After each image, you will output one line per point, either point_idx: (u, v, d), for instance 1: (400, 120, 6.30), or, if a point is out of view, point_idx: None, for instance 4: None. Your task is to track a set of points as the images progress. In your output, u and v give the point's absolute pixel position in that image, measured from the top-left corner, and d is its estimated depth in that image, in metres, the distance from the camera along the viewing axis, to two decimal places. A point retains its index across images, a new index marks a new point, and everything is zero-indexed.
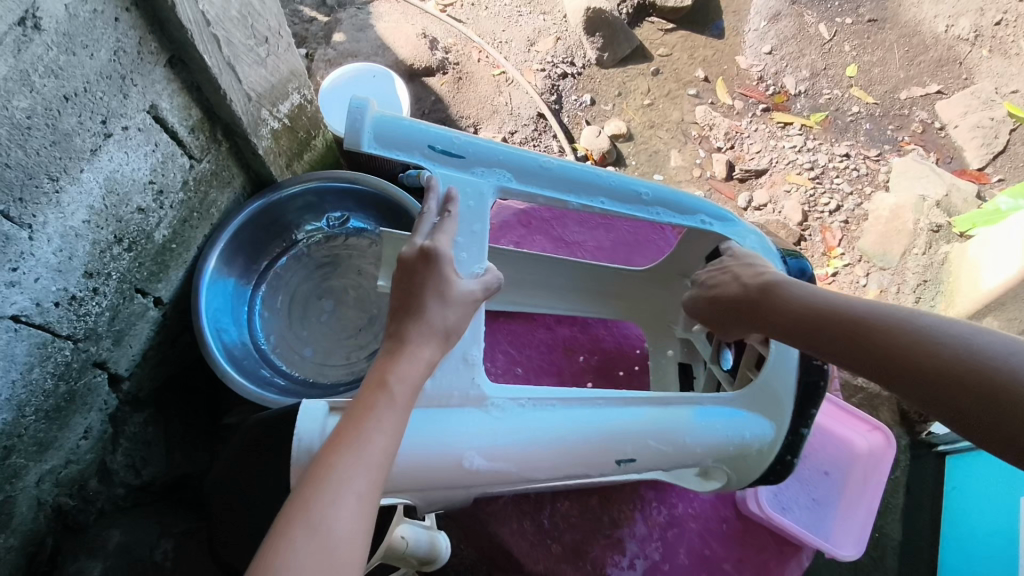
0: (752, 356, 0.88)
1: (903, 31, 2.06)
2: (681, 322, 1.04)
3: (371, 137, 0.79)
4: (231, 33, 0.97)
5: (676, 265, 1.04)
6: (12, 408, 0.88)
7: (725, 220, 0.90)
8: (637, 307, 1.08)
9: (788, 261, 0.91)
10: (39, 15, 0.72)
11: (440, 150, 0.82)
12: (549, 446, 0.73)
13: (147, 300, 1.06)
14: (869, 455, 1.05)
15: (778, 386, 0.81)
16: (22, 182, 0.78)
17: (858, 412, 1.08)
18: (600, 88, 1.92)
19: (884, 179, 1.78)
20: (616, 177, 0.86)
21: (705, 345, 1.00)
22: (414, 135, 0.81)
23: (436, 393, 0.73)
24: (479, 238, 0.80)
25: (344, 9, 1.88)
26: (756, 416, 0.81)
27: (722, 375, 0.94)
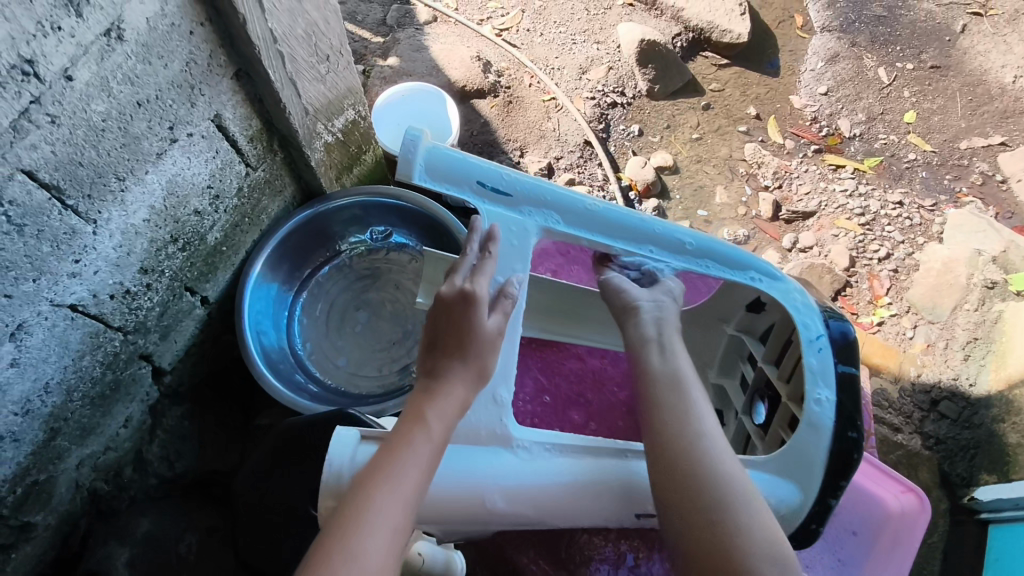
0: (786, 414, 0.87)
1: (967, 80, 2.01)
2: (716, 365, 1.05)
3: (422, 169, 0.81)
4: (296, 50, 1.01)
5: (715, 309, 1.04)
6: (62, 392, 0.92)
7: (769, 275, 0.89)
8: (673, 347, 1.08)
9: (829, 322, 0.84)
10: (123, 27, 0.77)
11: (488, 186, 0.84)
12: (573, 492, 0.74)
13: (194, 299, 1.10)
14: (901, 517, 0.98)
15: (809, 451, 0.78)
16: (91, 180, 0.82)
17: (891, 472, 1.02)
18: (649, 119, 1.92)
19: (938, 231, 1.73)
20: (660, 227, 0.87)
21: (738, 394, 1.01)
22: (463, 170, 0.83)
23: (468, 429, 0.75)
24: (521, 277, 0.83)
25: (403, 29, 1.95)
26: (783, 482, 0.78)
27: (754, 428, 0.94)
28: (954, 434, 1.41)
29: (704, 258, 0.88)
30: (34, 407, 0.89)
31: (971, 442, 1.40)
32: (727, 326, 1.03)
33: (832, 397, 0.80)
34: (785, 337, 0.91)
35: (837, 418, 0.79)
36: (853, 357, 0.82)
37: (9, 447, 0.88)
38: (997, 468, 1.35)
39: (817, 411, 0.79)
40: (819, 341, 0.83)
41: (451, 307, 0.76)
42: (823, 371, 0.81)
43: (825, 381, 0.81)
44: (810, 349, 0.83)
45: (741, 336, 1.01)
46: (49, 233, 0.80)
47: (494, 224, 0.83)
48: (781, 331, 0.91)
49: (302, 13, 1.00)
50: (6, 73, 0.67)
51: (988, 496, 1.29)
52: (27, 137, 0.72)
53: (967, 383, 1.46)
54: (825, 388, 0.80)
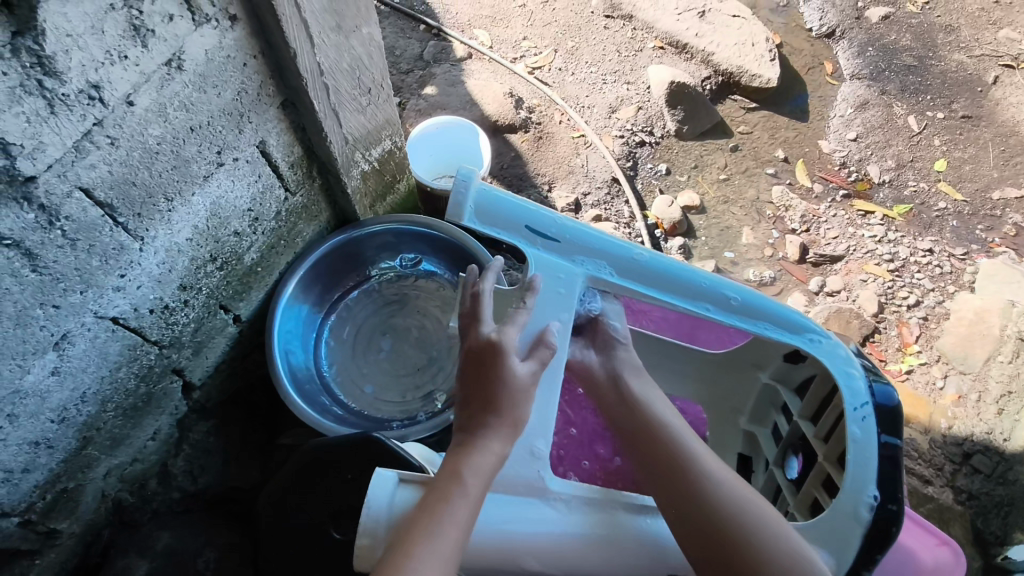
0: (821, 475, 0.85)
1: (999, 131, 2.00)
2: (748, 412, 1.04)
3: (471, 212, 0.84)
4: (340, 83, 1.06)
5: (750, 357, 1.02)
6: (97, 402, 0.95)
7: (812, 334, 0.85)
8: (705, 390, 1.09)
9: (873, 388, 0.82)
10: (183, 58, 0.82)
11: (537, 230, 0.85)
12: (610, 547, 0.76)
13: (228, 317, 1.14)
14: (936, 572, 0.94)
15: (843, 524, 0.76)
16: (142, 200, 0.86)
17: (926, 524, 0.98)
18: (676, 158, 1.95)
19: (969, 280, 1.72)
20: (707, 280, 0.85)
21: (769, 442, 1.00)
22: (513, 216, 0.85)
23: (504, 479, 0.77)
24: (564, 326, 0.84)
25: (440, 65, 2.02)
26: (819, 550, 0.76)
27: (785, 483, 0.92)
28: (987, 490, 1.36)
29: (743, 316, 0.85)
30: (70, 415, 0.91)
31: (1005, 499, 1.34)
32: (761, 373, 1.01)
33: (877, 496, 0.76)
34: (824, 396, 0.88)
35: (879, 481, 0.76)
36: (896, 427, 0.79)
37: (43, 453, 0.90)
38: None
39: (862, 501, 0.76)
40: (862, 410, 0.80)
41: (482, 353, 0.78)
42: (865, 440, 0.78)
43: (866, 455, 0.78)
44: (852, 418, 0.80)
45: (775, 385, 0.98)
46: (99, 248, 0.84)
47: (536, 275, 0.85)
48: (820, 388, 0.88)
49: (348, 48, 1.04)
50: (73, 97, 0.72)
51: None
52: (87, 157, 0.76)
53: (1001, 437, 1.41)
54: (874, 486, 0.76)
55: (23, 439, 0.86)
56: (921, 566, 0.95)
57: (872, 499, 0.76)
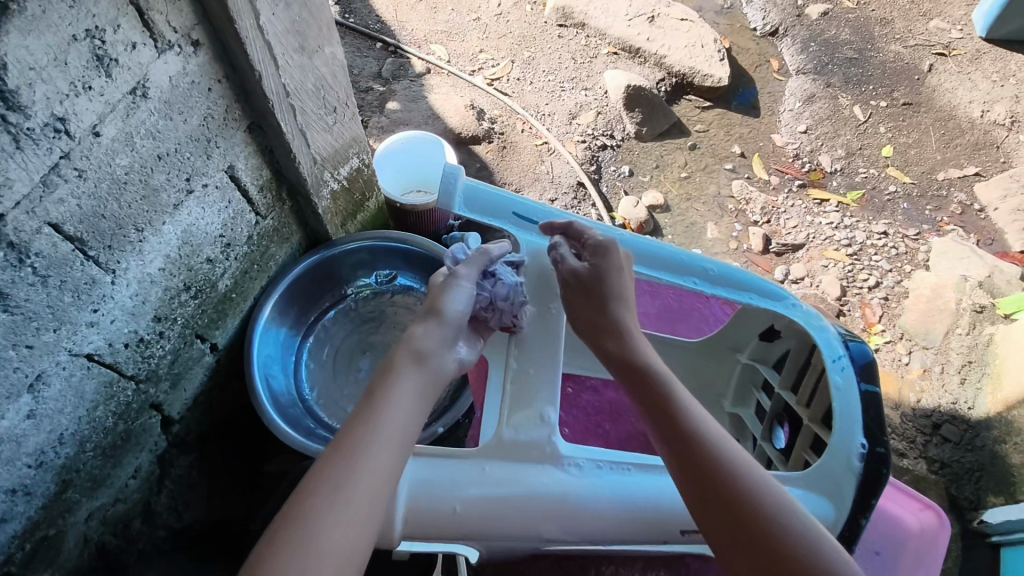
0: (809, 437, 0.89)
1: (938, 115, 2.11)
2: (730, 395, 1.08)
3: (460, 202, 0.91)
4: (306, 103, 1.05)
5: (728, 339, 1.06)
6: (75, 443, 0.92)
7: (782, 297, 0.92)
8: (687, 379, 1.10)
9: (849, 345, 0.87)
10: (148, 86, 0.81)
11: (525, 217, 0.95)
12: (621, 505, 0.79)
13: (204, 346, 1.12)
14: (922, 534, 0.99)
15: (837, 472, 0.80)
16: (112, 231, 0.84)
17: (910, 492, 1.04)
18: (638, 160, 1.99)
19: (923, 259, 1.80)
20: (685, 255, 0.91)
21: (754, 421, 1.03)
22: (500, 204, 0.93)
23: (517, 447, 0.82)
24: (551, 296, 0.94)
25: (399, 81, 2.02)
26: (816, 497, 0.79)
27: (775, 454, 0.95)
28: (957, 458, 1.42)
29: (724, 286, 0.91)
30: (48, 459, 0.88)
31: (975, 464, 1.40)
32: (740, 355, 1.06)
33: (866, 444, 0.80)
34: (802, 361, 0.94)
35: (868, 437, 0.81)
36: (874, 378, 0.86)
37: (21, 500, 0.87)
38: (1004, 490, 1.36)
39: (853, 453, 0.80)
40: (841, 360, 0.86)
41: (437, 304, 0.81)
42: (848, 389, 0.84)
43: (851, 403, 0.83)
44: (834, 368, 0.85)
45: (755, 364, 1.03)
46: (71, 284, 0.81)
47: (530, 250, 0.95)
48: (797, 356, 0.94)
49: (312, 68, 1.04)
50: (39, 131, 0.70)
51: (998, 518, 1.28)
52: (55, 192, 0.75)
53: (966, 406, 1.48)
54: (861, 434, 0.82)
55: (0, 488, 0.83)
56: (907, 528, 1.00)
57: (862, 447, 0.81)
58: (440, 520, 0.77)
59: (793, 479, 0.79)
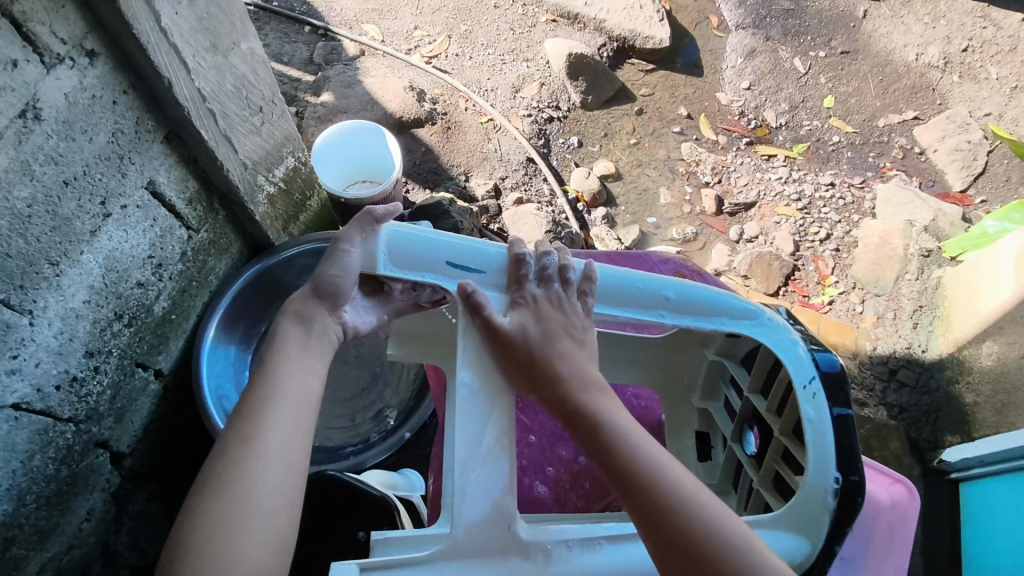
0: (779, 448, 0.84)
1: (875, 61, 2.13)
2: (699, 389, 1.03)
3: (386, 259, 0.76)
4: (227, 106, 0.97)
5: (694, 335, 1.00)
6: (14, 498, 0.86)
7: (748, 318, 0.82)
8: (655, 373, 1.06)
9: (815, 357, 0.79)
10: (39, 106, 0.73)
11: (459, 266, 0.77)
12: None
13: (147, 374, 1.05)
14: (893, 510, 0.92)
15: (812, 504, 0.73)
16: (22, 270, 0.77)
17: (878, 466, 0.98)
18: (586, 130, 1.96)
19: (870, 206, 1.82)
20: (644, 282, 0.81)
21: (724, 418, 0.99)
22: (429, 253, 0.77)
23: (472, 541, 0.64)
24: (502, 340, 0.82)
25: (331, 66, 1.93)
26: (786, 535, 0.72)
27: (744, 459, 0.91)
28: (915, 401, 1.48)
29: (684, 312, 0.82)
30: None
31: (931, 406, 1.46)
32: (707, 349, 1.00)
33: (839, 477, 0.73)
34: (770, 366, 0.86)
35: (841, 463, 0.74)
36: (845, 397, 0.77)
37: None
38: (960, 428, 1.43)
39: (825, 489, 0.73)
40: (811, 385, 0.77)
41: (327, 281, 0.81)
42: (819, 420, 0.75)
43: (823, 437, 0.75)
44: (805, 396, 0.77)
45: (722, 360, 0.96)
46: None
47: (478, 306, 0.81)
48: (763, 362, 0.86)
49: (229, 68, 0.97)
50: None
51: (956, 456, 1.33)
52: None
53: (920, 349, 1.53)
54: (835, 467, 0.74)
55: None
56: (879, 505, 0.93)
57: (835, 482, 0.73)
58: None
59: (763, 521, 0.73)
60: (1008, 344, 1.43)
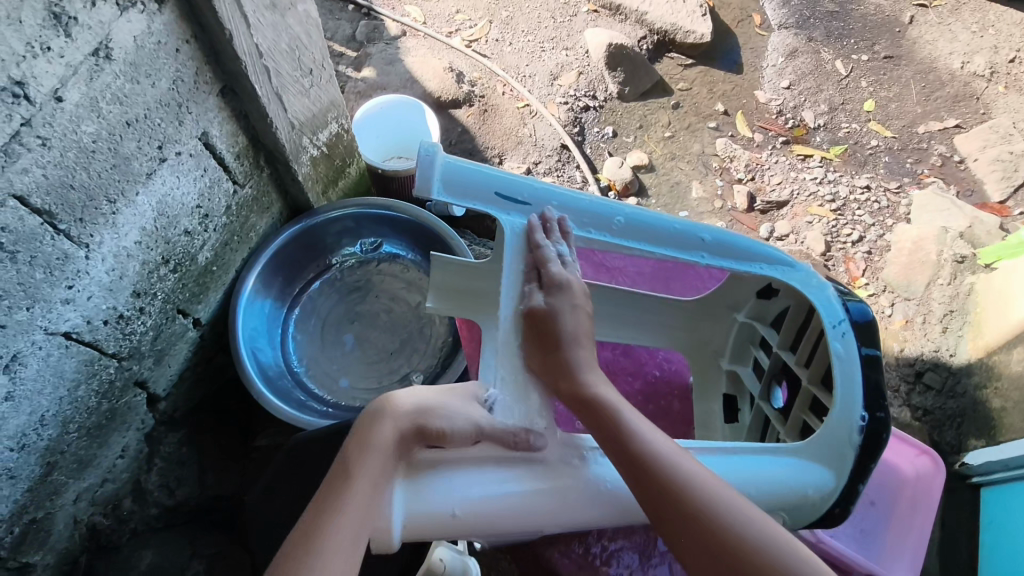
0: (806, 398, 0.85)
1: (919, 68, 2.10)
2: (728, 353, 1.04)
3: (441, 185, 0.79)
4: (280, 64, 1.00)
5: (725, 297, 1.03)
6: (58, 424, 0.90)
7: (782, 263, 0.85)
8: (685, 337, 1.07)
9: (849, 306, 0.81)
10: (111, 46, 0.76)
11: (507, 197, 0.83)
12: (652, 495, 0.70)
13: (187, 321, 1.09)
14: (917, 481, 1.01)
15: (840, 439, 0.75)
16: (83, 203, 0.81)
17: (907, 438, 1.06)
18: (622, 120, 1.96)
19: (905, 212, 1.80)
20: (683, 224, 0.84)
21: (752, 379, 1.01)
22: (481, 183, 0.81)
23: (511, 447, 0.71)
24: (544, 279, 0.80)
25: (374, 44, 1.97)
26: (811, 466, 0.75)
27: (773, 413, 0.92)
28: (940, 405, 1.48)
29: (722, 254, 0.84)
30: (30, 442, 0.87)
31: (956, 411, 1.46)
32: (738, 314, 1.02)
33: (865, 415, 0.75)
34: (801, 321, 0.89)
35: (868, 396, 0.76)
36: (877, 339, 0.79)
37: (6, 484, 0.85)
38: (985, 432, 1.40)
39: (852, 425, 0.75)
40: (841, 325, 0.79)
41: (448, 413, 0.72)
42: (849, 356, 0.78)
43: (853, 373, 0.77)
44: (834, 334, 0.79)
45: (753, 323, 0.99)
46: (42, 259, 0.78)
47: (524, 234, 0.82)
48: (795, 316, 0.89)
49: (285, 27, 0.99)
50: None
51: (979, 460, 1.31)
52: (18, 161, 0.71)
53: (948, 354, 1.51)
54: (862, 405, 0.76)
55: None
56: (902, 476, 1.03)
57: (861, 420, 0.75)
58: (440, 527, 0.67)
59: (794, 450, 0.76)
60: None
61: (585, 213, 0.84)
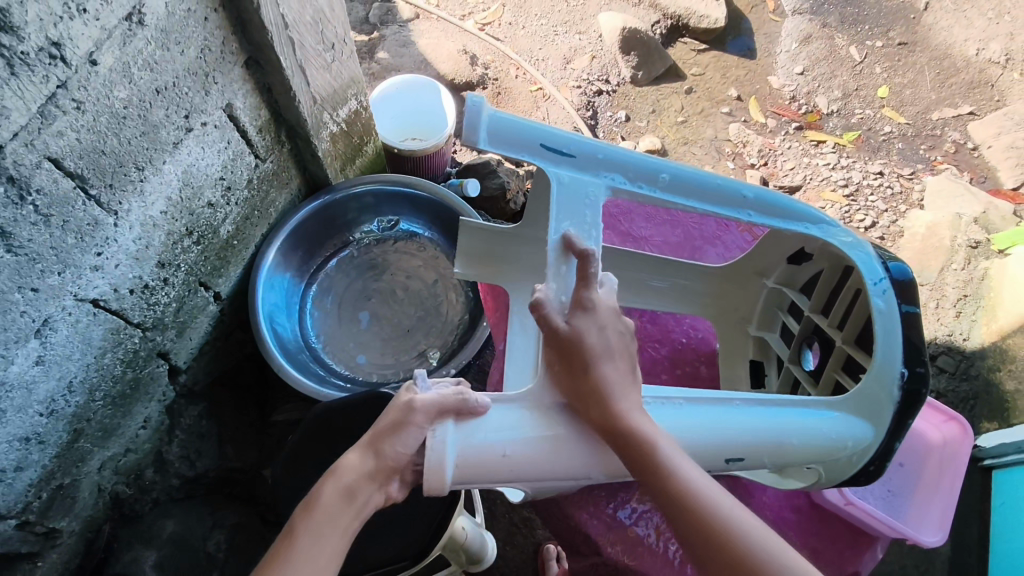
0: (840, 358, 0.87)
1: (933, 55, 2.09)
2: (755, 319, 1.06)
3: (487, 135, 0.80)
4: (304, 37, 1.00)
5: (753, 264, 1.05)
6: (85, 391, 0.91)
7: (820, 221, 0.86)
8: (710, 303, 1.09)
9: (888, 265, 0.82)
10: (143, 11, 0.77)
11: (552, 148, 0.82)
12: (699, 441, 0.71)
13: (208, 295, 1.10)
14: (944, 446, 1.04)
15: (879, 390, 0.77)
16: (113, 170, 0.81)
17: (936, 404, 1.07)
18: (635, 105, 1.96)
19: (918, 198, 1.80)
20: (721, 180, 0.85)
21: (781, 344, 1.02)
22: (526, 134, 0.81)
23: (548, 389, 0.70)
24: (590, 224, 0.79)
25: (388, 26, 1.97)
26: (853, 419, 0.77)
27: (803, 374, 0.94)
28: (953, 387, 1.49)
29: (765, 213, 0.86)
30: (58, 408, 0.87)
31: (969, 393, 1.47)
32: (766, 280, 1.04)
33: (904, 370, 0.77)
34: (833, 285, 0.91)
35: (906, 354, 0.77)
36: (914, 297, 0.81)
37: (35, 449, 0.86)
38: (998, 415, 1.43)
39: (891, 381, 0.77)
40: (881, 283, 0.81)
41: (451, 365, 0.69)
42: (888, 312, 0.79)
43: (893, 327, 0.78)
44: (874, 291, 0.80)
45: (782, 288, 1.02)
46: (73, 224, 0.79)
47: (567, 183, 0.81)
48: (829, 278, 0.91)
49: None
50: (33, 56, 0.66)
51: (993, 443, 1.31)
52: (53, 123, 0.71)
53: (961, 338, 1.52)
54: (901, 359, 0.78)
55: (13, 435, 0.82)
56: (929, 443, 1.05)
57: (899, 375, 0.77)
58: (490, 469, 0.66)
59: (832, 403, 0.78)
60: None
61: (628, 165, 0.84)
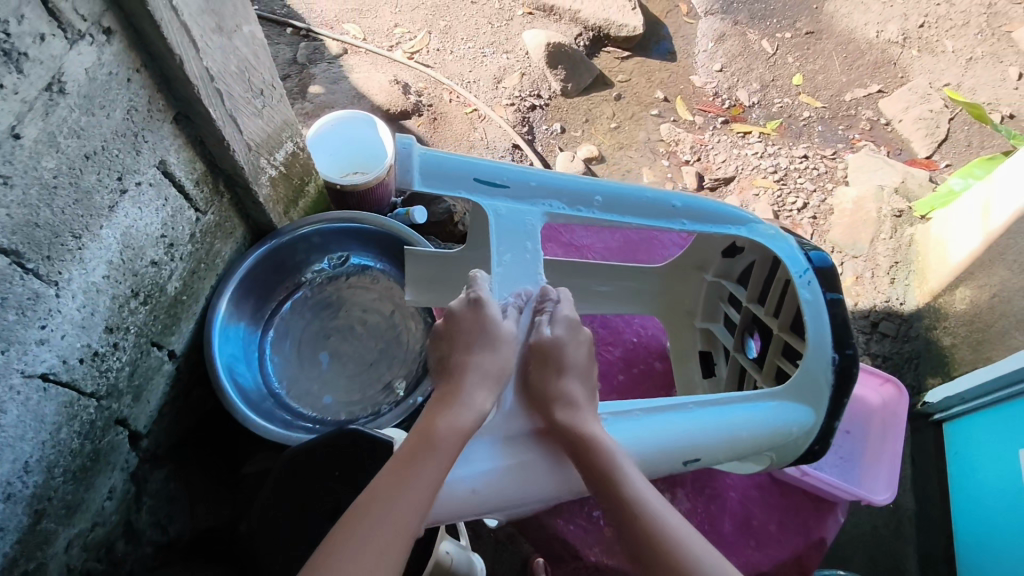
0: (779, 345, 0.93)
1: (839, 40, 2.23)
2: (700, 312, 1.11)
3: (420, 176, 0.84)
4: (231, 87, 1.01)
5: (692, 258, 1.09)
6: (43, 469, 0.88)
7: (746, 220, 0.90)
8: (657, 300, 1.14)
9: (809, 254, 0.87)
10: (64, 80, 0.76)
11: (484, 180, 0.86)
12: (654, 449, 0.75)
13: (162, 354, 1.08)
14: (884, 407, 1.11)
15: (816, 375, 0.82)
16: (49, 241, 0.80)
17: (871, 369, 1.15)
18: (568, 116, 2.01)
19: (842, 175, 1.89)
20: (651, 192, 0.89)
21: (724, 333, 1.07)
22: (457, 169, 0.86)
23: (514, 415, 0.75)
24: (528, 255, 0.83)
25: (316, 64, 1.97)
26: (795, 406, 0.82)
27: (748, 362, 0.99)
28: (896, 349, 1.56)
29: (695, 217, 0.89)
30: (16, 490, 0.85)
31: (912, 352, 1.56)
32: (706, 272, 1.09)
33: (836, 355, 0.82)
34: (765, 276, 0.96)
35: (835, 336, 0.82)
36: (837, 283, 0.85)
37: None
38: (940, 371, 1.54)
39: (824, 364, 0.82)
40: (805, 274, 0.85)
41: (463, 332, 0.76)
42: (815, 301, 0.84)
43: (820, 317, 0.83)
44: (799, 284, 0.85)
45: (719, 280, 1.06)
46: (13, 301, 0.77)
47: (502, 213, 0.85)
48: (760, 270, 0.96)
49: (233, 50, 1.00)
50: None
51: (938, 397, 1.40)
52: None
53: (898, 302, 1.61)
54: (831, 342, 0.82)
55: None
56: (871, 406, 1.13)
57: (831, 360, 0.82)
58: (460, 502, 0.71)
59: (775, 394, 0.82)
60: (975, 287, 1.50)
61: (560, 188, 0.87)
